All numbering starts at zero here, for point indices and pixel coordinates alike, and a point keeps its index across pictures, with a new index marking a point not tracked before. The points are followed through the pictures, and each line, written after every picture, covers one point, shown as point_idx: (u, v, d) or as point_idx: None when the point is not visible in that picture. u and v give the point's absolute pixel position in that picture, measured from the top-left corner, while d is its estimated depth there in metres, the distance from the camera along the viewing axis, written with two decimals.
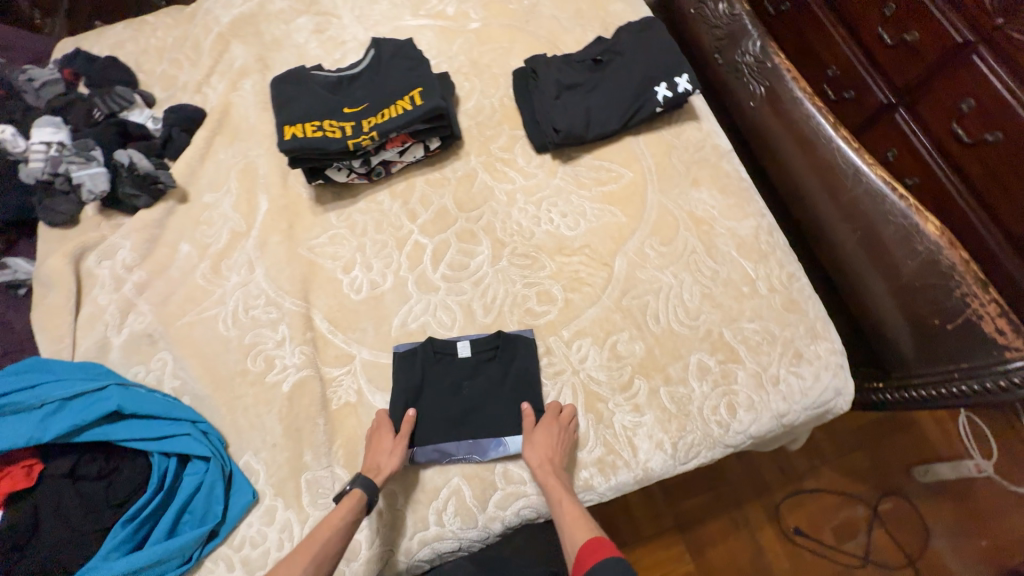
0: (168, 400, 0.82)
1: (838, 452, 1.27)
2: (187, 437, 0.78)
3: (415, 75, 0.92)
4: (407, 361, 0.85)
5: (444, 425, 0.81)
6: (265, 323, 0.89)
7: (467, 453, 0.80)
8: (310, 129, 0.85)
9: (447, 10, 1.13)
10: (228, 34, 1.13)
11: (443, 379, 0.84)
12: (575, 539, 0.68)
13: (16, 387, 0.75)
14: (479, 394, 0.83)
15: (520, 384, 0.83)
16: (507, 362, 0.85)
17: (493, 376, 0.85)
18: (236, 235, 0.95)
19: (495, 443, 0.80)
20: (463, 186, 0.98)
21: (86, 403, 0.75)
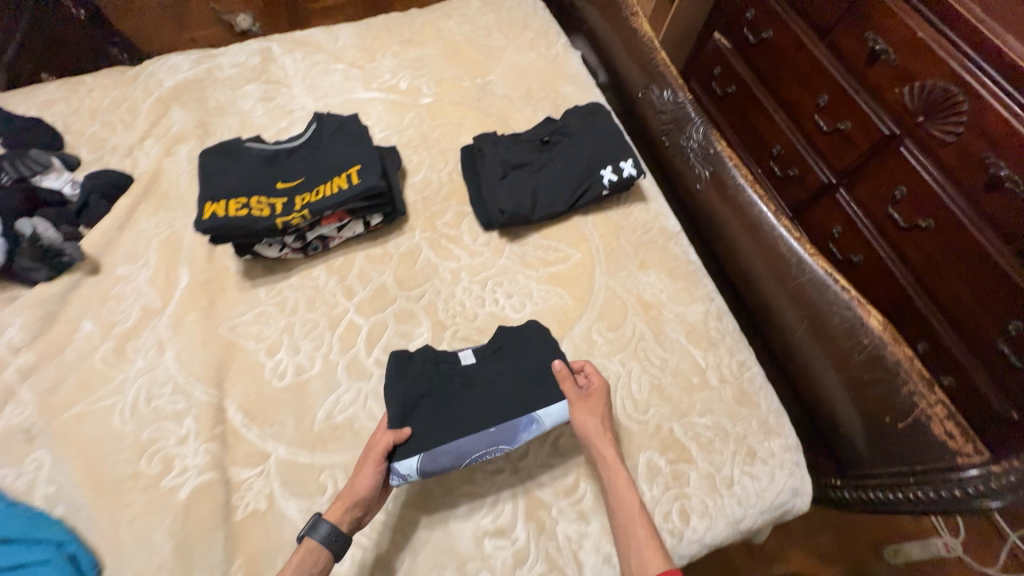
0: (36, 517, 0.70)
1: (805, 537, 1.20)
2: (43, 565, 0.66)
3: (355, 151, 0.89)
4: (397, 364, 0.75)
5: (457, 426, 0.71)
6: (168, 415, 0.79)
7: (490, 452, 0.71)
8: (234, 207, 0.80)
9: (399, 84, 1.14)
10: (170, 99, 1.10)
11: (443, 385, 0.75)
12: (647, 563, 0.62)
13: None
14: (492, 384, 0.75)
15: (537, 361, 0.76)
16: (512, 351, 0.79)
17: (506, 362, 0.78)
18: (148, 312, 0.87)
19: (527, 422, 0.72)
20: (405, 263, 0.94)
21: None
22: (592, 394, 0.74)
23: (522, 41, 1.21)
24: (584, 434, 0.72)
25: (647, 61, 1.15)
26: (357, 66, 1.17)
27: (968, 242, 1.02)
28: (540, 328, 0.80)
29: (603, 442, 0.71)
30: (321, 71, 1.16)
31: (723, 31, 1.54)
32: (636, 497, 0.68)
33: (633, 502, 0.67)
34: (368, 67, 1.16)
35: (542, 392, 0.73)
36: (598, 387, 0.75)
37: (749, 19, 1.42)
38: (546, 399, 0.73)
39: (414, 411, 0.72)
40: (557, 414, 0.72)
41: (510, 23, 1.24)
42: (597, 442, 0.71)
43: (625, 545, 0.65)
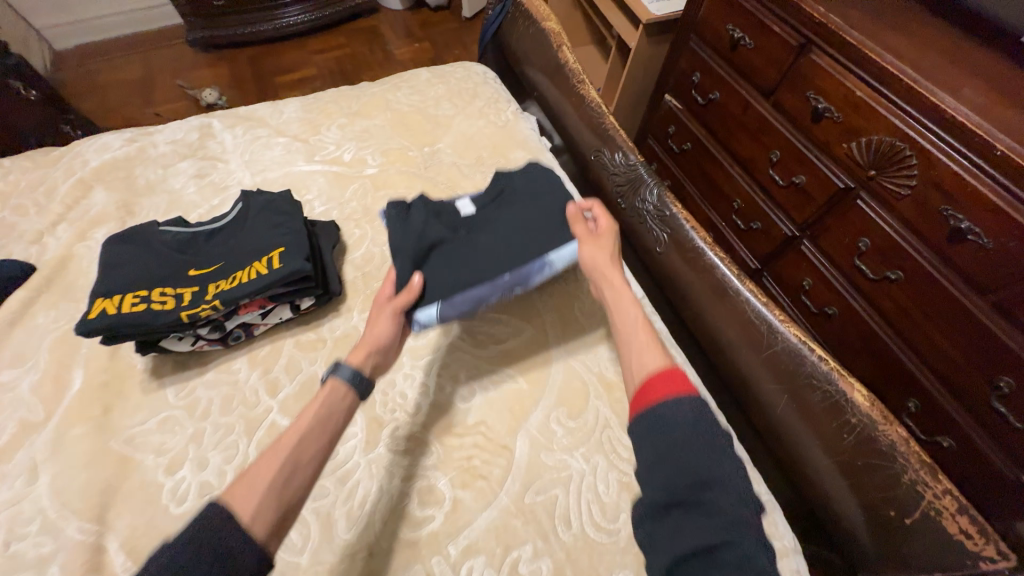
0: None
1: None
2: None
3: (281, 229, 0.82)
4: (402, 226, 0.82)
5: (468, 276, 0.77)
6: (28, 564, 0.63)
7: (502, 293, 0.78)
8: (131, 302, 0.71)
9: (344, 155, 1.10)
10: (93, 179, 1.03)
11: (449, 235, 0.83)
12: (648, 360, 0.63)
13: None
14: (496, 230, 0.83)
15: (533, 204, 0.86)
16: (508, 199, 0.89)
17: (506, 213, 0.86)
18: (26, 427, 0.73)
19: (539, 265, 0.79)
20: (340, 349, 0.83)
21: None
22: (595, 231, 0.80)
23: (471, 109, 1.20)
24: (591, 266, 0.77)
25: (597, 124, 1.14)
26: (300, 138, 1.13)
27: (941, 295, 0.97)
28: (533, 182, 0.91)
29: (611, 273, 0.74)
30: (262, 145, 1.11)
31: (673, 92, 1.58)
32: (638, 310, 0.70)
33: (634, 315, 0.69)
34: (312, 139, 1.13)
35: (548, 239, 0.81)
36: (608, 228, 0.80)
37: (696, 82, 1.45)
38: (551, 245, 0.80)
39: (426, 265, 0.79)
40: (566, 254, 0.79)
41: (460, 93, 1.24)
42: (602, 272, 0.75)
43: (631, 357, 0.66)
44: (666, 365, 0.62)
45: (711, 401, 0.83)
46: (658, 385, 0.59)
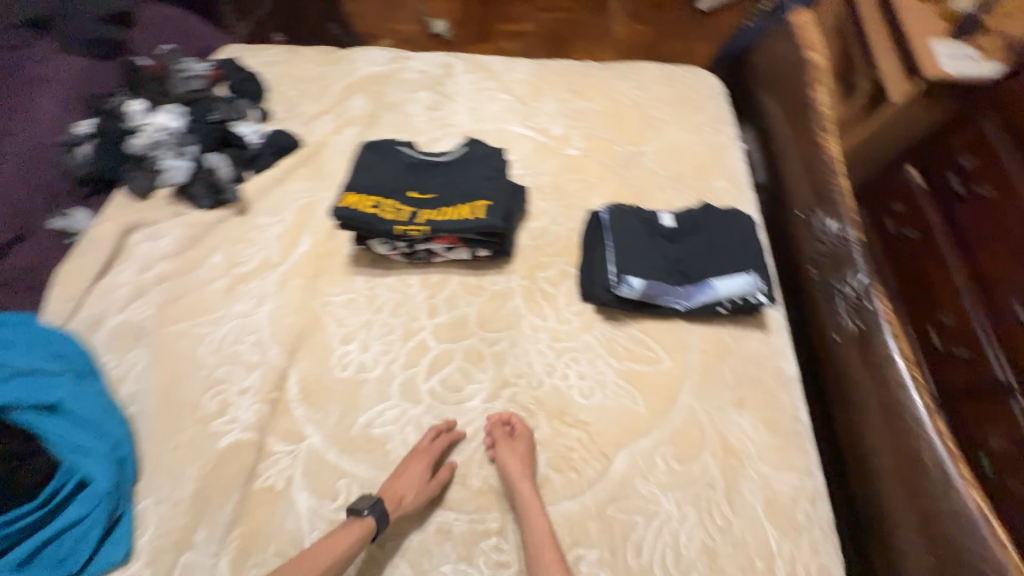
0: (110, 411, 0.77)
1: None
2: (97, 458, 0.72)
3: (492, 186, 0.91)
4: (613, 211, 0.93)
5: (647, 265, 0.86)
6: (242, 363, 0.85)
7: (671, 298, 0.85)
8: (369, 204, 0.85)
9: (553, 129, 1.15)
10: (357, 86, 1.24)
11: (644, 231, 0.91)
12: None
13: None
14: (682, 244, 0.90)
15: (724, 233, 0.91)
16: (702, 220, 0.94)
17: (699, 233, 0.92)
18: (265, 264, 0.96)
19: (706, 288, 0.85)
20: (493, 303, 0.92)
21: (37, 382, 0.74)
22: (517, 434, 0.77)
23: (688, 122, 1.16)
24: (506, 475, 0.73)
25: (822, 180, 1.01)
26: (521, 100, 1.20)
27: None
28: (732, 214, 0.94)
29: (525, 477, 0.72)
30: (488, 97, 1.21)
31: (924, 167, 1.34)
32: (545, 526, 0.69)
33: (542, 529, 0.68)
34: (530, 104, 1.20)
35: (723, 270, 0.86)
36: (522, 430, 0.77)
37: (962, 167, 1.22)
38: (724, 274, 0.85)
39: (619, 245, 0.88)
40: (734, 286, 0.84)
41: (682, 102, 1.20)
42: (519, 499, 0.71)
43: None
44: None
45: (833, 517, 0.75)
46: None
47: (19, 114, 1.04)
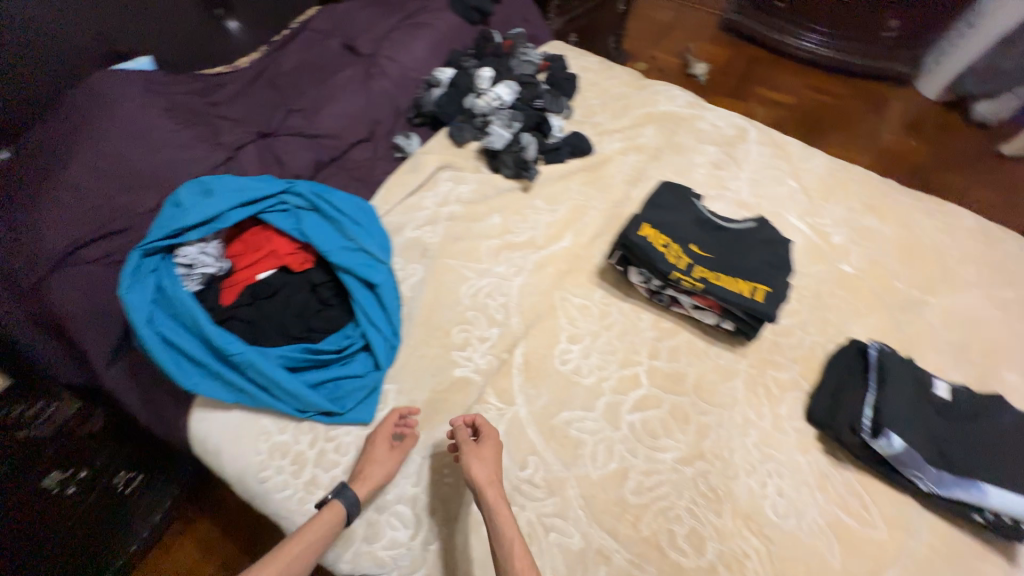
0: (398, 307, 0.94)
1: None
2: (381, 338, 0.91)
3: (774, 273, 0.90)
4: (888, 356, 0.86)
5: (913, 430, 0.78)
6: (488, 316, 0.98)
7: (919, 473, 0.77)
8: (659, 242, 0.91)
9: (833, 235, 1.09)
10: (652, 118, 1.31)
11: (917, 391, 0.83)
12: None
13: (344, 212, 0.95)
14: (961, 425, 0.79)
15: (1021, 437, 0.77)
16: (993, 408, 0.81)
17: (986, 421, 0.79)
18: (530, 243, 1.08)
19: (973, 485, 0.74)
20: (715, 375, 0.93)
21: (367, 262, 0.92)
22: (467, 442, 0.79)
23: (995, 293, 1.02)
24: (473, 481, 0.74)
25: None
26: (808, 193, 1.16)
27: None
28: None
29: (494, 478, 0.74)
30: (773, 176, 1.20)
31: None
32: (508, 521, 0.69)
33: (506, 530, 0.68)
34: (816, 200, 1.15)
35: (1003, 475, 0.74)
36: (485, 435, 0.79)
37: None
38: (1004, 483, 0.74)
39: (887, 393, 0.81)
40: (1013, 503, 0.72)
41: (993, 266, 1.06)
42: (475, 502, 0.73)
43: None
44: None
45: None
46: None
47: (405, 48, 1.31)
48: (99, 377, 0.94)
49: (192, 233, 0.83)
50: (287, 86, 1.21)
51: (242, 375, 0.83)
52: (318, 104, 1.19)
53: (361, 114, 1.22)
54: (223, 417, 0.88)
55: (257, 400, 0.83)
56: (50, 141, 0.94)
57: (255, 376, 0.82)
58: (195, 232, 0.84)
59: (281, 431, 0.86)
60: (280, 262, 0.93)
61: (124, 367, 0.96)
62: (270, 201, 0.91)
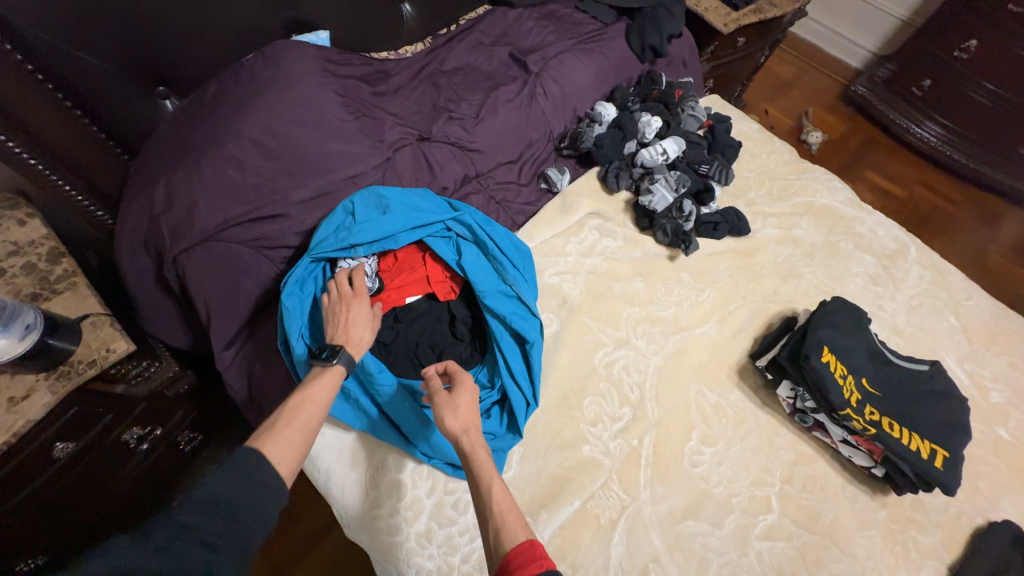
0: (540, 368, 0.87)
1: None
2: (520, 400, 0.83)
3: (948, 434, 0.84)
4: None
5: None
6: (621, 392, 0.92)
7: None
8: (837, 371, 0.85)
9: (992, 391, 1.01)
10: (812, 208, 1.22)
11: None
12: (506, 520, 0.59)
13: (506, 253, 0.89)
14: None
15: None
16: None
17: None
18: (672, 320, 1.01)
19: None
20: (852, 520, 0.86)
21: (522, 312, 0.86)
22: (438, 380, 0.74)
23: None
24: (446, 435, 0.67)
25: None
26: (968, 335, 1.08)
27: None
28: None
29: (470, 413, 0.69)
30: (933, 307, 1.11)
31: None
32: (483, 454, 0.65)
33: (482, 463, 0.64)
34: (978, 347, 1.06)
35: None
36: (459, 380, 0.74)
37: None
38: None
39: None
40: None
41: None
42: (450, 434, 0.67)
43: (495, 541, 0.58)
44: (526, 538, 0.57)
45: None
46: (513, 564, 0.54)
47: (573, 73, 1.23)
48: (215, 359, 0.88)
49: (362, 247, 0.82)
50: (449, 87, 1.14)
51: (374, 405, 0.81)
52: (478, 114, 1.12)
53: (517, 135, 1.15)
54: (338, 438, 0.83)
55: (387, 436, 0.80)
56: (221, 102, 0.88)
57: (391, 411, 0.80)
58: (365, 247, 0.84)
59: (398, 470, 0.81)
60: (428, 290, 0.90)
61: (241, 354, 0.89)
62: (436, 226, 0.89)
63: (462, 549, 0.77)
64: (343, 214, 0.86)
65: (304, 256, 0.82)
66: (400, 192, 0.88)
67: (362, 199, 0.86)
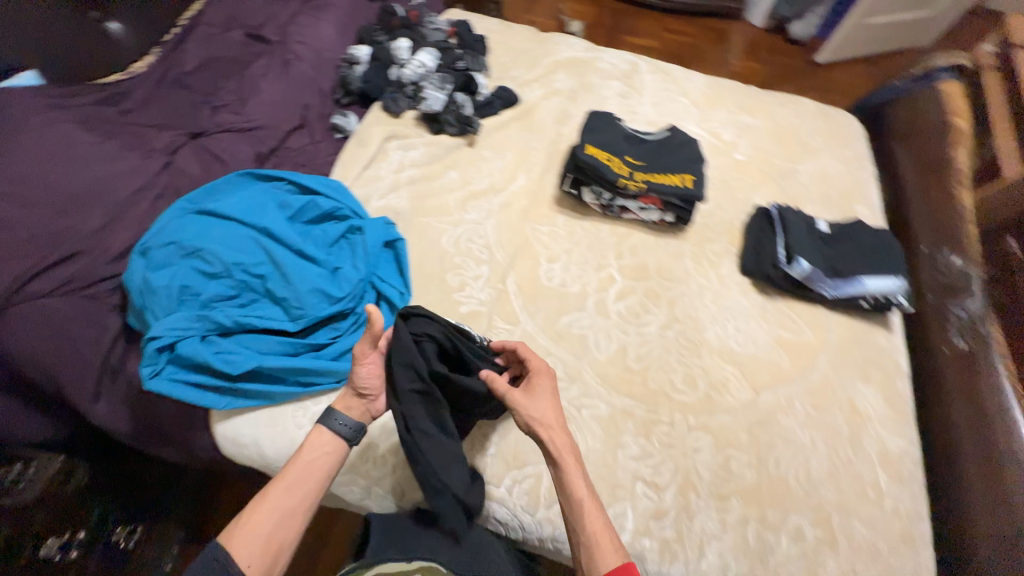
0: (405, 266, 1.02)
1: None
2: (399, 293, 0.98)
3: (693, 165, 1.12)
4: (784, 208, 1.13)
5: (813, 251, 1.06)
6: (473, 257, 1.08)
7: (824, 285, 1.03)
8: (603, 157, 1.09)
9: (723, 134, 1.35)
10: (561, 65, 1.46)
11: (805, 223, 1.10)
12: (602, 553, 0.69)
13: (335, 193, 1.01)
14: (842, 243, 1.09)
15: (879, 241, 1.08)
16: (860, 233, 1.10)
17: (860, 238, 1.09)
18: (491, 188, 1.19)
19: (856, 282, 1.03)
20: (669, 258, 1.13)
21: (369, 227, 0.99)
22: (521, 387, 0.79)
23: (837, 153, 1.36)
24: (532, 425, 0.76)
25: (947, 225, 1.21)
26: (696, 106, 1.41)
27: None
28: (883, 231, 1.11)
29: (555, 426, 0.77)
30: (668, 97, 1.43)
31: None
32: (586, 487, 0.74)
33: (582, 495, 0.73)
34: (705, 111, 1.40)
35: (872, 269, 1.04)
36: (536, 369, 0.82)
37: None
38: (875, 276, 1.03)
39: (792, 231, 1.08)
40: (884, 284, 1.02)
41: (835, 134, 1.40)
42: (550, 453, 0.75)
43: (591, 557, 0.70)
44: (622, 563, 0.68)
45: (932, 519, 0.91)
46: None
47: (314, 29, 1.30)
48: (87, 416, 0.87)
49: (313, 281, 0.89)
50: (200, 82, 1.14)
51: (267, 379, 0.86)
52: (242, 95, 1.15)
53: (290, 100, 1.21)
54: (249, 415, 0.87)
55: (293, 390, 0.86)
56: None
57: (284, 373, 0.85)
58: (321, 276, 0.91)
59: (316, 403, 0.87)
60: None
61: (117, 398, 0.89)
62: (265, 194, 0.95)
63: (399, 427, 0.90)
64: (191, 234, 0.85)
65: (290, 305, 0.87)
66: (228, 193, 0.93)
67: (206, 216, 0.88)
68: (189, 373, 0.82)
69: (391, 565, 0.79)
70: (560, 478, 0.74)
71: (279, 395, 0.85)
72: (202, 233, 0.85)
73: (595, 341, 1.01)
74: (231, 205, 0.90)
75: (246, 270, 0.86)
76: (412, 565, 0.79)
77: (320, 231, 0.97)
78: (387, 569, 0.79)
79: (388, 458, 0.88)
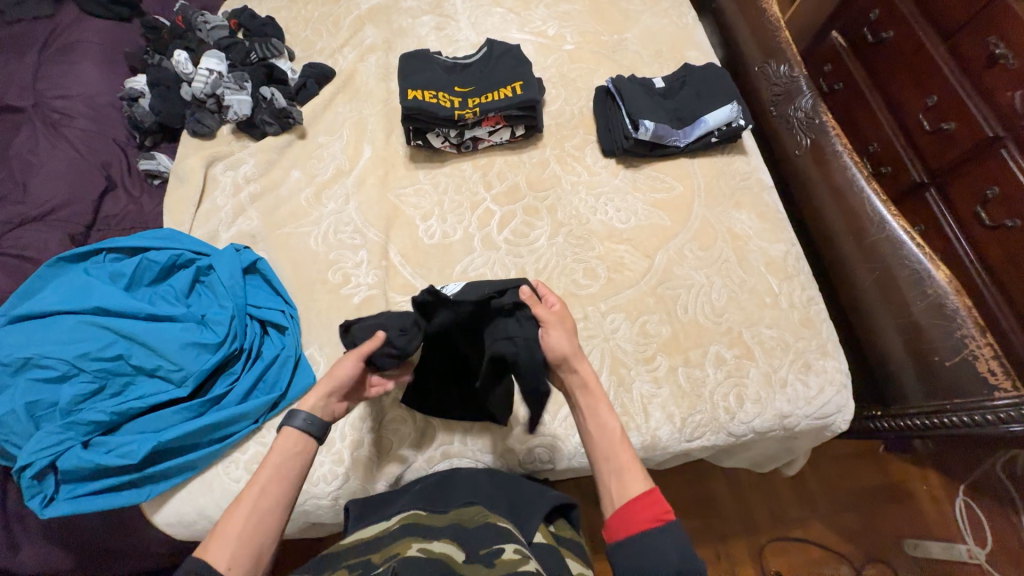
0: (279, 283, 0.98)
1: (810, 503, 1.43)
2: (280, 312, 0.94)
3: (520, 72, 1.11)
4: (616, 80, 1.15)
5: (652, 111, 1.10)
6: (348, 246, 1.03)
7: (675, 137, 1.09)
8: (427, 96, 1.06)
9: (548, 31, 1.32)
10: (365, 17, 1.35)
11: (637, 88, 1.14)
12: (628, 483, 0.67)
13: (169, 240, 0.93)
14: (676, 96, 1.14)
15: (708, 79, 1.14)
16: (689, 79, 1.16)
17: (693, 83, 1.14)
18: (339, 171, 1.12)
19: (699, 123, 1.09)
20: (537, 169, 1.13)
21: (220, 260, 0.92)
22: (551, 314, 0.75)
23: (658, 8, 1.37)
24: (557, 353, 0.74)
25: (770, 39, 1.27)
26: (513, 10, 1.36)
27: None
28: (711, 68, 1.16)
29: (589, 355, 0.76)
30: (484, 13, 1.35)
31: (844, 29, 1.60)
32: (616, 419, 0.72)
33: (614, 425, 0.71)
34: (524, 12, 1.35)
35: (706, 107, 1.10)
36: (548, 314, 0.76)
37: (872, 19, 1.48)
38: (711, 110, 1.10)
39: (627, 98, 1.11)
40: (721, 116, 1.08)
41: None
42: (580, 389, 0.74)
43: (619, 482, 0.67)
44: (645, 488, 0.66)
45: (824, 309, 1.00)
46: (642, 517, 0.64)
47: (71, 78, 1.14)
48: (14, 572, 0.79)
49: (175, 338, 0.83)
50: None
51: (178, 452, 0.81)
52: (20, 180, 1.02)
53: (80, 162, 1.06)
54: (179, 496, 0.82)
55: (209, 453, 0.82)
56: None
57: (190, 440, 0.81)
58: (183, 328, 0.85)
59: (242, 451, 0.84)
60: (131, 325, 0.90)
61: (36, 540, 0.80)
62: (90, 273, 0.87)
63: (337, 435, 0.88)
64: (20, 347, 0.77)
65: (167, 373, 0.82)
66: (48, 289, 0.84)
67: (32, 322, 0.80)
68: (90, 482, 0.77)
69: (369, 528, 0.71)
70: (588, 408, 0.73)
71: (199, 462, 0.81)
72: (28, 341, 0.77)
73: (495, 276, 1.02)
74: (54, 300, 0.82)
75: (96, 359, 0.78)
76: (393, 519, 0.72)
77: (169, 286, 0.90)
78: (369, 532, 0.70)
79: (338, 468, 0.86)
